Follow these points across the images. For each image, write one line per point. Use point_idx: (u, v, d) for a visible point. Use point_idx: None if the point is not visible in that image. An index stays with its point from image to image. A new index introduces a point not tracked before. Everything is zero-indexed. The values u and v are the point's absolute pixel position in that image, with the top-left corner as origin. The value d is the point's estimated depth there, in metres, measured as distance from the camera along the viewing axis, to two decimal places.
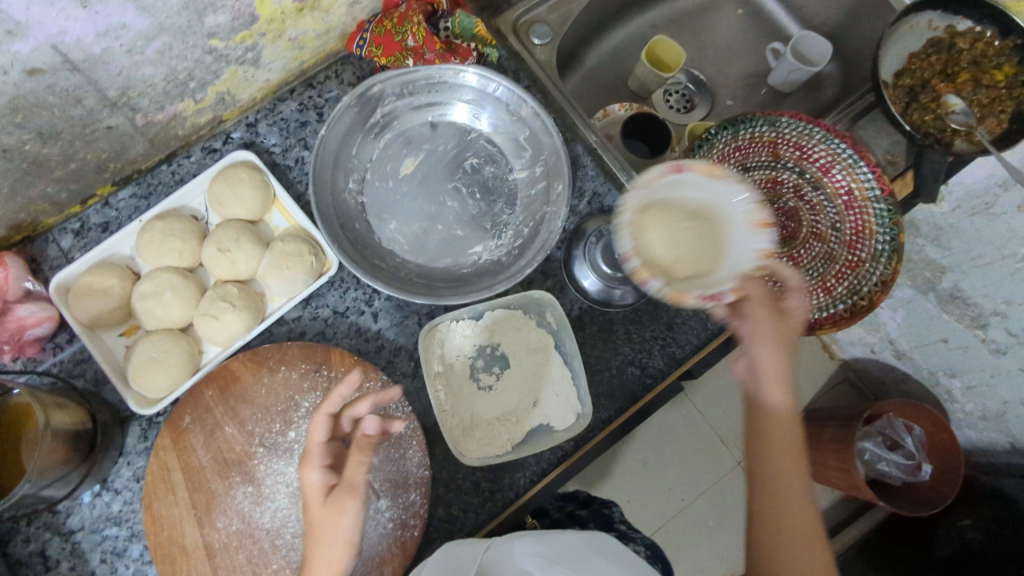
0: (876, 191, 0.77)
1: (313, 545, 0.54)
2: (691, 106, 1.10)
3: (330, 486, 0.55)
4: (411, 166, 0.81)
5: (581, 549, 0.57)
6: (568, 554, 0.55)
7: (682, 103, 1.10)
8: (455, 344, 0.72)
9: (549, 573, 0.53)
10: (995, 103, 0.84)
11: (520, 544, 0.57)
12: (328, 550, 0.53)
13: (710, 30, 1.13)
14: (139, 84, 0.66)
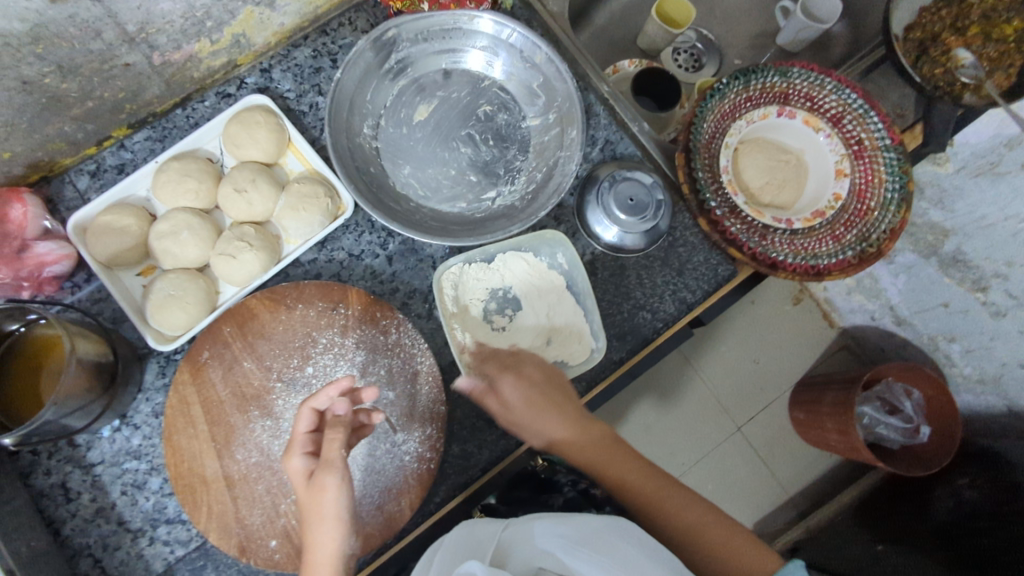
0: (886, 141, 0.79)
1: (310, 534, 0.53)
2: (701, 65, 1.11)
3: (310, 469, 0.55)
4: (425, 113, 0.81)
5: (603, 533, 0.57)
6: (591, 537, 0.56)
7: (690, 62, 1.10)
8: (471, 288, 0.74)
9: (573, 557, 0.53)
10: (1004, 58, 0.85)
11: (542, 526, 0.58)
12: (327, 532, 0.52)
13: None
14: (157, 20, 0.66)
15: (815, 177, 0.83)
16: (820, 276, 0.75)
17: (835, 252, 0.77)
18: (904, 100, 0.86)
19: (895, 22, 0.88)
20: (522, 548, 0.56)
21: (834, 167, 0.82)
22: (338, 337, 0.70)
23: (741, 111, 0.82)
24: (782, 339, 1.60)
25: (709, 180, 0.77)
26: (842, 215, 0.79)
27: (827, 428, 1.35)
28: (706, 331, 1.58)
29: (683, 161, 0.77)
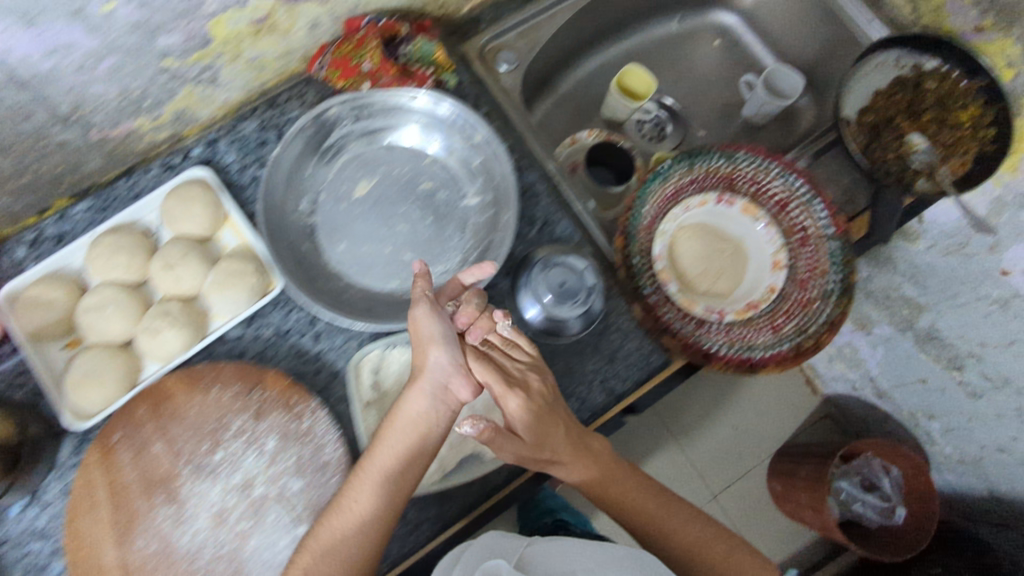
0: (830, 230, 0.78)
1: (420, 354, 0.66)
2: (663, 134, 1.08)
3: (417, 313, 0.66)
4: (366, 188, 0.81)
5: (626, 562, 0.56)
6: (615, 564, 0.55)
7: (654, 132, 1.08)
8: (394, 371, 0.74)
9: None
10: (959, 144, 0.84)
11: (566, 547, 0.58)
12: (431, 350, 0.65)
13: (688, 59, 1.12)
14: (91, 100, 0.67)
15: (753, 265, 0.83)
16: (755, 369, 0.74)
17: (773, 344, 0.76)
18: (854, 184, 0.84)
19: (848, 106, 0.86)
20: (545, 561, 0.56)
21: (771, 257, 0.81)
22: (250, 422, 0.71)
23: (685, 193, 0.82)
24: (763, 405, 1.56)
25: (647, 265, 0.78)
26: (783, 303, 0.78)
27: (800, 503, 1.32)
28: (705, 403, 1.55)
29: (621, 245, 0.78)
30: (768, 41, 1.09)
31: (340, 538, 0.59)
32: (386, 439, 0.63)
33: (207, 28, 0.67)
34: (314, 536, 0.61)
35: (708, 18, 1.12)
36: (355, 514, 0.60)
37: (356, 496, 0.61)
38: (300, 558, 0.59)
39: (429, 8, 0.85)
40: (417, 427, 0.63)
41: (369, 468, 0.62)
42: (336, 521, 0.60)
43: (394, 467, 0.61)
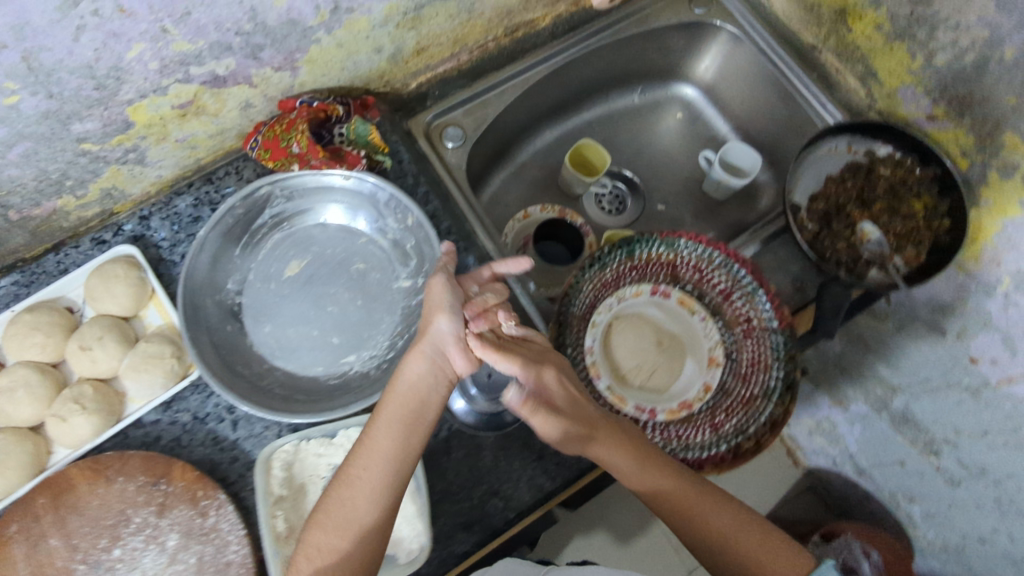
0: (773, 322, 0.76)
1: (425, 324, 0.65)
2: (624, 200, 1.05)
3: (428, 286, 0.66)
4: (296, 268, 0.79)
5: None
6: None
7: (614, 205, 1.05)
8: (309, 464, 0.73)
9: None
10: (913, 234, 0.81)
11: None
12: (435, 318, 0.64)
13: (651, 133, 1.09)
14: (6, 184, 0.66)
15: (690, 360, 0.78)
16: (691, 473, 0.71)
17: (710, 445, 0.73)
18: (804, 273, 0.82)
19: (797, 194, 0.86)
20: None
21: (708, 353, 0.77)
22: (154, 517, 0.69)
23: (625, 279, 0.80)
24: (746, 476, 1.50)
25: (580, 356, 0.76)
26: (724, 400, 0.75)
27: None
28: None
29: (555, 333, 0.77)
30: (731, 117, 1.06)
31: (350, 509, 0.58)
32: (385, 408, 0.62)
33: (127, 113, 0.66)
34: (322, 511, 0.59)
35: (671, 91, 1.08)
36: (363, 483, 0.59)
37: (364, 466, 0.60)
38: (312, 535, 0.58)
39: (372, 86, 0.84)
40: (417, 391, 0.63)
41: (372, 437, 0.61)
42: (344, 491, 0.59)
43: (392, 439, 0.60)
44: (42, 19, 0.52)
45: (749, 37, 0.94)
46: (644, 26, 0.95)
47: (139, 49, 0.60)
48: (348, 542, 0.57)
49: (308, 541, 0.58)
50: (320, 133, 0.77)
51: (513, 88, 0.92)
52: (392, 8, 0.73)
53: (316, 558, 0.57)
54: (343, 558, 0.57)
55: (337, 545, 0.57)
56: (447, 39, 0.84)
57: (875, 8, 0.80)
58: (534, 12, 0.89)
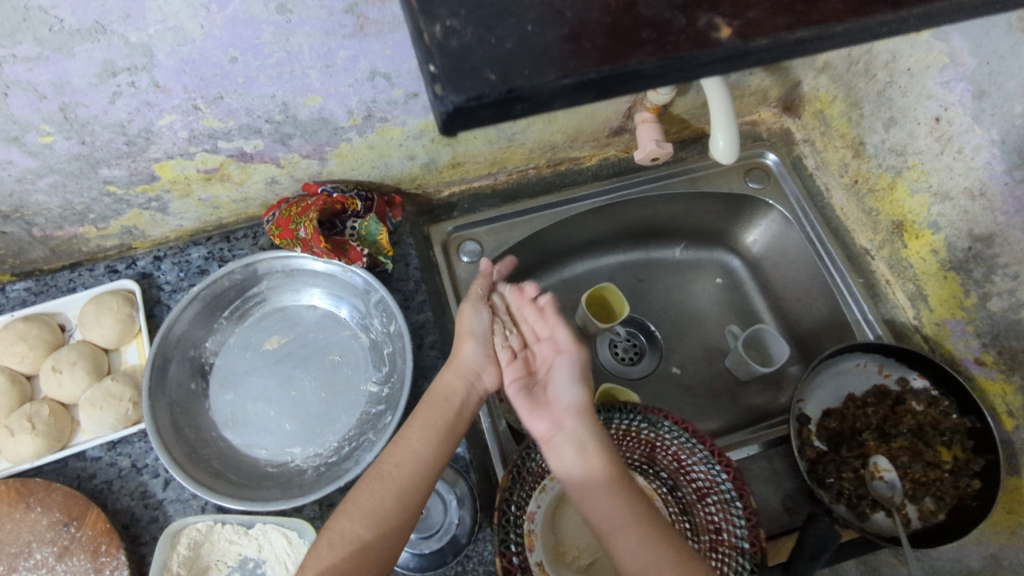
0: (744, 545, 0.63)
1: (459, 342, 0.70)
2: (641, 352, 0.95)
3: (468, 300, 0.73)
4: (275, 343, 0.79)
5: None
6: None
7: (629, 352, 0.94)
8: (218, 548, 0.66)
9: None
10: (933, 484, 0.70)
11: None
12: (466, 343, 0.69)
13: (684, 291, 0.99)
14: (33, 206, 0.71)
15: None
16: None
17: None
18: (799, 492, 0.72)
19: (809, 404, 0.76)
20: None
21: None
22: (53, 559, 0.66)
23: None
24: None
25: (521, 517, 0.65)
26: None
27: None
28: None
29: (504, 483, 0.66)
30: (774, 298, 0.94)
31: (378, 501, 0.59)
32: (421, 414, 0.65)
33: (153, 168, 0.70)
34: (351, 499, 0.59)
35: (716, 255, 1.00)
36: (394, 479, 0.60)
37: (395, 462, 0.61)
38: (337, 521, 0.58)
39: (403, 186, 0.86)
40: (452, 403, 0.66)
41: (407, 438, 0.63)
42: (376, 482, 0.60)
43: (428, 445, 0.63)
44: (80, 82, 0.56)
45: (799, 222, 0.89)
46: (693, 186, 0.91)
47: (170, 119, 0.63)
48: (371, 532, 0.57)
49: (332, 527, 0.58)
50: (334, 221, 0.78)
51: (543, 218, 0.91)
52: (428, 124, 0.75)
53: (342, 544, 0.56)
54: (366, 548, 0.56)
55: (362, 533, 0.57)
56: (485, 159, 0.85)
57: (934, 230, 0.73)
58: (580, 152, 0.89)
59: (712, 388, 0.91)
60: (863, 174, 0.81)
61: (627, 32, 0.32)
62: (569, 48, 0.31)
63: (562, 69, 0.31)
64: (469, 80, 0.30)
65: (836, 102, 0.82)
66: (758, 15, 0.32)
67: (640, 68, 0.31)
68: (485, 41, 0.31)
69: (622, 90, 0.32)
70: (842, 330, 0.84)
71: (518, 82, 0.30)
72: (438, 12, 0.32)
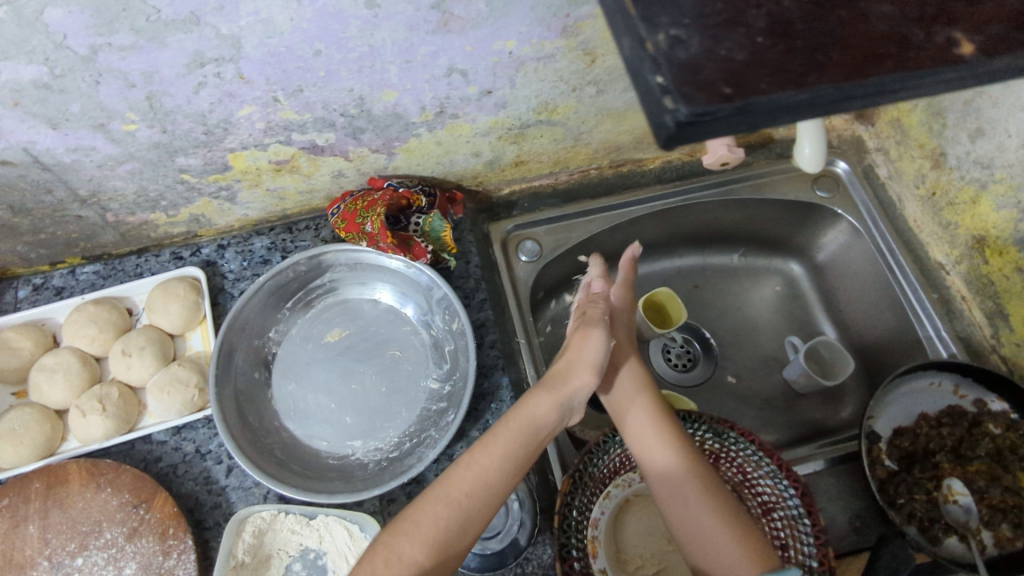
0: (811, 563, 0.61)
1: (568, 367, 0.67)
2: (695, 359, 0.93)
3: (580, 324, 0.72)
4: (336, 336, 0.79)
5: None
6: None
7: (682, 359, 0.92)
8: (280, 537, 0.67)
9: None
10: (1012, 511, 0.67)
11: None
12: (580, 373, 0.67)
13: (740, 298, 0.97)
14: (110, 191, 0.72)
15: None
16: None
17: None
18: (867, 511, 0.70)
19: (879, 422, 0.74)
20: None
21: None
22: (122, 539, 0.66)
23: None
24: None
25: (583, 522, 0.63)
26: None
27: None
28: None
29: (565, 488, 0.63)
30: (836, 308, 0.92)
31: (441, 527, 0.55)
32: (501, 437, 0.61)
33: (227, 158, 0.71)
34: (412, 519, 0.55)
35: (775, 262, 0.98)
36: (462, 508, 0.57)
37: (466, 488, 0.58)
38: (395, 540, 0.54)
39: (464, 183, 0.85)
40: (537, 433, 0.63)
41: (479, 462, 0.59)
42: (443, 506, 0.56)
43: (500, 479, 0.59)
44: (170, 72, 0.57)
45: (869, 233, 0.86)
46: (758, 193, 0.89)
47: (250, 110, 0.64)
48: (430, 560, 0.54)
49: (389, 545, 0.54)
50: (399, 216, 0.79)
51: (604, 219, 0.90)
52: (497, 121, 0.74)
53: (397, 565, 0.53)
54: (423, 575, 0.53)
55: (420, 559, 0.53)
56: (548, 158, 0.84)
57: (1021, 246, 0.71)
58: (644, 153, 0.88)
59: (770, 398, 0.89)
60: (941, 186, 0.79)
61: (865, 46, 0.34)
62: (805, 62, 0.34)
63: (799, 86, 0.33)
64: (702, 93, 0.32)
65: (916, 110, 0.79)
66: (998, 32, 0.35)
67: (881, 83, 0.33)
68: (714, 53, 0.34)
69: (849, 104, 0.34)
70: (912, 347, 0.82)
71: (756, 97, 0.32)
72: (663, 21, 0.34)
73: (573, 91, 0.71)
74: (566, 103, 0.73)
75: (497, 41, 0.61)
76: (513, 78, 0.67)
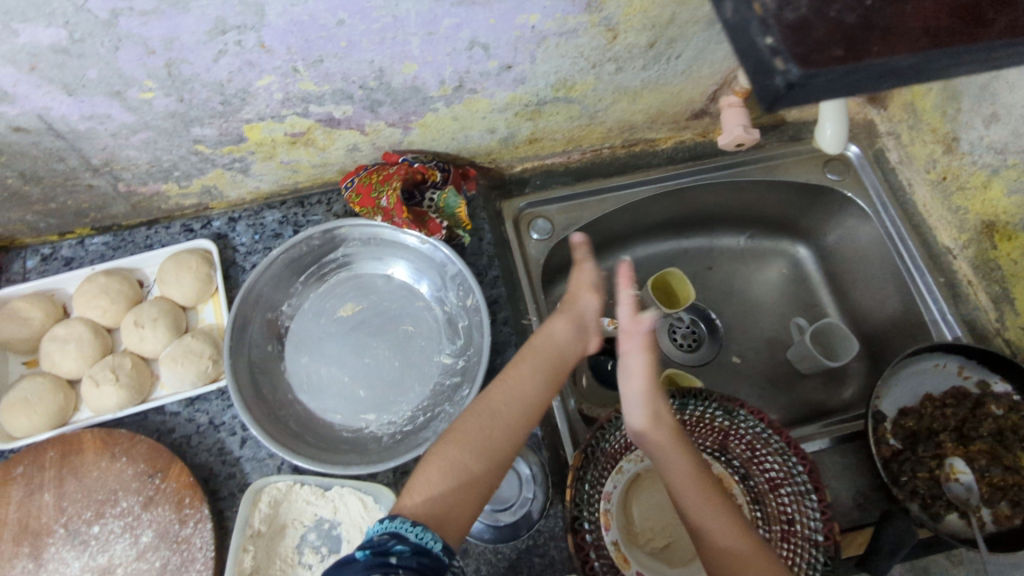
0: (818, 537, 0.62)
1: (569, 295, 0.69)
2: (699, 340, 0.94)
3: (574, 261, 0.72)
4: (349, 310, 0.79)
5: None
6: None
7: (687, 340, 0.93)
8: (296, 508, 0.67)
9: None
10: (1011, 489, 0.69)
11: None
12: (581, 296, 0.68)
13: (747, 280, 0.98)
14: (123, 161, 0.71)
15: None
16: None
17: None
18: (871, 489, 0.72)
19: (885, 402, 0.75)
20: None
21: None
22: (138, 507, 0.67)
23: None
24: None
25: (595, 496, 0.64)
26: None
27: None
28: None
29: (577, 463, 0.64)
30: (841, 291, 0.93)
31: (488, 436, 0.57)
32: (529, 357, 0.63)
33: (243, 129, 0.70)
34: (456, 429, 0.57)
35: (781, 245, 0.98)
36: (504, 418, 0.58)
37: (505, 401, 0.59)
38: (444, 449, 0.56)
39: (477, 160, 0.85)
40: (562, 352, 0.64)
41: (515, 378, 0.61)
42: (486, 417, 0.58)
43: (538, 394, 0.61)
44: (191, 38, 0.56)
45: (879, 217, 0.87)
46: (769, 174, 0.90)
47: (269, 80, 0.63)
48: (480, 466, 0.55)
49: (440, 454, 0.55)
50: (413, 191, 0.78)
51: (616, 198, 0.90)
52: (515, 97, 0.74)
53: (452, 472, 0.54)
54: (477, 480, 0.55)
55: (470, 465, 0.55)
56: (562, 136, 0.84)
57: None
58: (658, 133, 0.88)
59: (774, 379, 0.91)
60: (952, 171, 0.80)
61: (976, 11, 0.35)
62: (919, 26, 0.34)
63: (911, 49, 0.34)
64: (816, 55, 0.33)
65: (931, 94, 0.79)
66: None
67: (992, 47, 0.34)
68: (824, 13, 0.34)
69: (958, 68, 0.35)
70: (917, 330, 0.83)
71: (867, 60, 0.33)
72: None
73: (592, 68, 0.71)
74: (584, 80, 0.73)
75: (521, 14, 0.61)
76: (534, 53, 0.67)
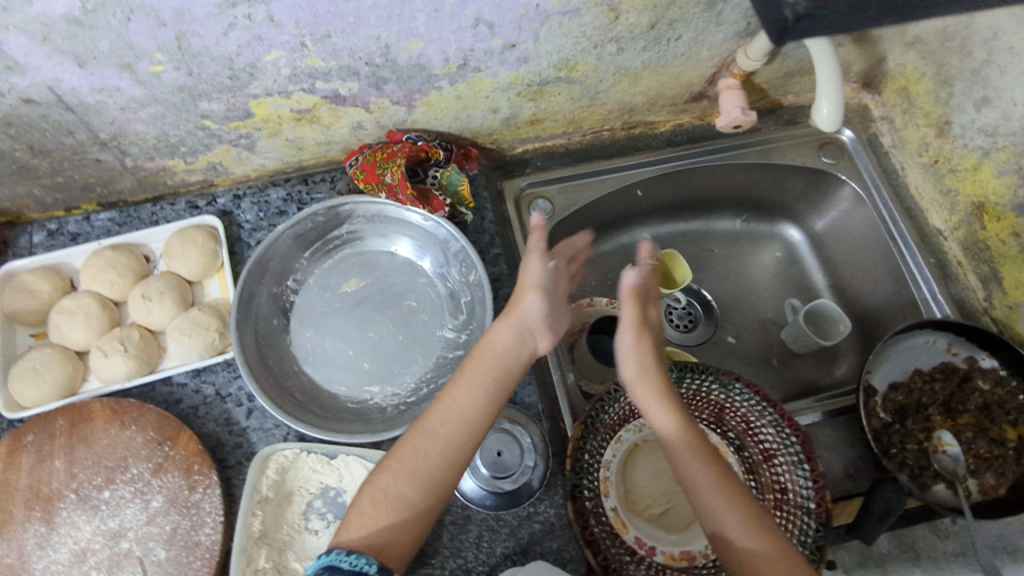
0: (810, 505, 0.64)
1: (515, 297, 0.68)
2: (696, 320, 0.95)
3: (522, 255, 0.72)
4: (353, 286, 0.80)
5: None
6: None
7: (683, 320, 0.95)
8: (302, 475, 0.69)
9: None
10: (997, 460, 0.71)
11: None
12: (525, 297, 0.67)
13: (743, 262, 0.99)
14: (131, 135, 0.72)
15: None
16: None
17: None
18: (862, 460, 0.74)
19: (877, 377, 0.77)
20: None
21: None
22: (148, 474, 0.68)
23: None
24: None
25: (594, 465, 0.67)
26: None
27: None
28: None
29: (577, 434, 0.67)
30: (835, 273, 0.95)
31: (421, 458, 0.59)
32: (471, 368, 0.65)
33: (250, 104, 0.71)
34: (396, 455, 0.60)
35: (776, 228, 1.00)
36: (440, 436, 0.61)
37: (442, 419, 0.61)
38: (380, 478, 0.59)
39: (479, 140, 0.86)
40: (503, 359, 0.65)
41: (453, 395, 0.63)
42: (419, 440, 0.60)
43: (475, 404, 0.62)
44: (202, 11, 0.57)
45: (873, 199, 0.89)
46: (766, 158, 0.91)
47: (277, 54, 0.64)
48: (417, 494, 0.58)
49: (375, 482, 0.59)
50: (416, 169, 0.80)
51: (615, 179, 0.91)
52: (517, 77, 0.75)
53: (385, 501, 0.58)
54: (414, 511, 0.58)
55: (404, 492, 0.58)
56: (563, 117, 0.85)
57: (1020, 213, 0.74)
58: (657, 115, 0.90)
59: (769, 358, 0.93)
60: (944, 154, 0.82)
61: None
62: None
63: None
64: None
65: (924, 79, 0.81)
66: None
67: None
68: None
69: None
70: (908, 309, 0.85)
71: None
72: None
73: (594, 48, 0.72)
74: (586, 59, 0.74)
75: None
76: (538, 32, 0.68)
